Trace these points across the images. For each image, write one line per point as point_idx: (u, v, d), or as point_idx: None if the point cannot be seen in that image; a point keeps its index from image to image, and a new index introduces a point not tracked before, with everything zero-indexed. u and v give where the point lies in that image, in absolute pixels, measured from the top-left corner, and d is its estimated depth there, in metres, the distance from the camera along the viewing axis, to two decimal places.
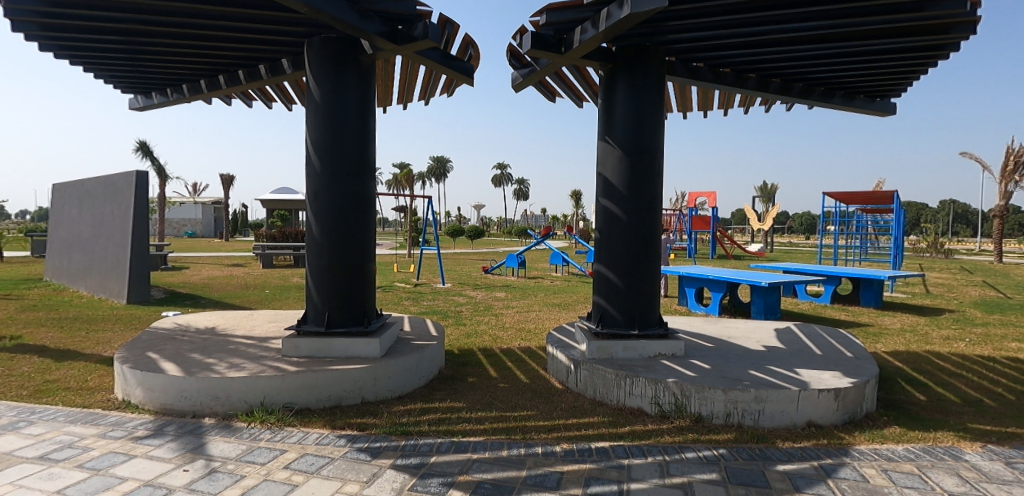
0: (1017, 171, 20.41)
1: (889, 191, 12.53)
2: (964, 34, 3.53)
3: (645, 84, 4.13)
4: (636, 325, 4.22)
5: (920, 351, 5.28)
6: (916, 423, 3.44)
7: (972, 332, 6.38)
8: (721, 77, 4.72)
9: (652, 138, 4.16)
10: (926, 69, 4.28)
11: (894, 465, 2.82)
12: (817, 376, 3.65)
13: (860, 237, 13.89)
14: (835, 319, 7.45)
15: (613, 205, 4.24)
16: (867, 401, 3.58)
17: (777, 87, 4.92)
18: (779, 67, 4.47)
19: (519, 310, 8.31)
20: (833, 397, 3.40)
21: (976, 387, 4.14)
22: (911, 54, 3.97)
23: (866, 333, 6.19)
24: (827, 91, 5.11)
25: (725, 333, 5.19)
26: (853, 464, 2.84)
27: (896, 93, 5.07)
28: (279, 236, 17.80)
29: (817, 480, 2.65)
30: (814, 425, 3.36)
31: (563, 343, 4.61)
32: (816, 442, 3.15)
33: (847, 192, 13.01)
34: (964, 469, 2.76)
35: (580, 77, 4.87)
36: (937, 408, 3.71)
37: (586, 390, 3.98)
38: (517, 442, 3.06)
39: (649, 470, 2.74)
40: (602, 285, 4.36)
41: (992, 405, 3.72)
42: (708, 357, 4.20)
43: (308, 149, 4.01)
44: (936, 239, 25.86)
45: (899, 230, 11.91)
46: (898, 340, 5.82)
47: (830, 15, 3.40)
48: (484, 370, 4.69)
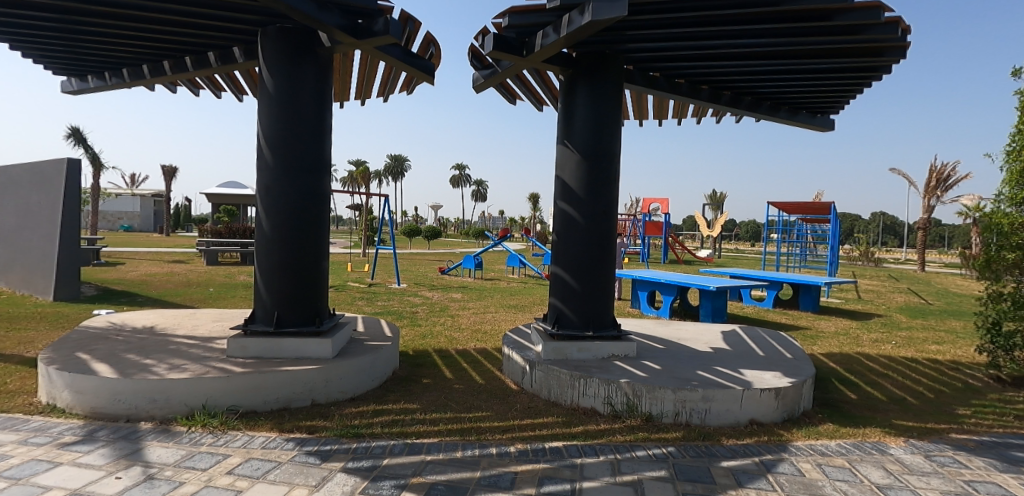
0: (939, 188, 22.15)
1: (826, 202, 13.30)
2: (896, 58, 3.79)
3: (604, 91, 4.22)
4: (592, 327, 4.30)
5: (852, 353, 5.64)
6: (848, 420, 3.67)
7: (898, 335, 6.86)
8: (676, 87, 4.89)
9: (609, 144, 4.26)
10: (862, 89, 4.58)
11: (828, 459, 3.00)
12: (760, 376, 3.83)
13: (800, 245, 14.69)
14: (777, 323, 7.85)
15: (571, 209, 4.30)
16: (805, 399, 3.78)
17: (727, 99, 5.15)
18: (731, 80, 4.68)
19: (475, 311, 8.29)
20: (774, 396, 3.58)
21: (900, 386, 4.46)
22: (850, 73, 4.23)
23: (804, 336, 6.56)
24: (773, 106, 5.38)
25: (675, 335, 5.37)
26: (791, 459, 3.00)
27: (835, 110, 5.40)
28: (225, 232, 16.96)
29: (758, 475, 2.79)
30: (756, 423, 3.53)
31: (519, 344, 4.64)
32: (758, 438, 3.30)
33: (790, 202, 13.70)
34: (890, 462, 2.97)
35: (540, 80, 4.92)
36: (866, 406, 3.96)
37: (541, 391, 4.02)
38: (472, 442, 3.05)
39: (601, 468, 2.79)
40: (559, 287, 4.40)
41: (915, 403, 4.02)
42: (659, 358, 4.33)
43: (260, 142, 3.86)
44: (867, 249, 27.71)
45: (836, 239, 12.68)
46: (833, 343, 6.19)
47: (778, 33, 3.58)
48: (440, 371, 4.65)
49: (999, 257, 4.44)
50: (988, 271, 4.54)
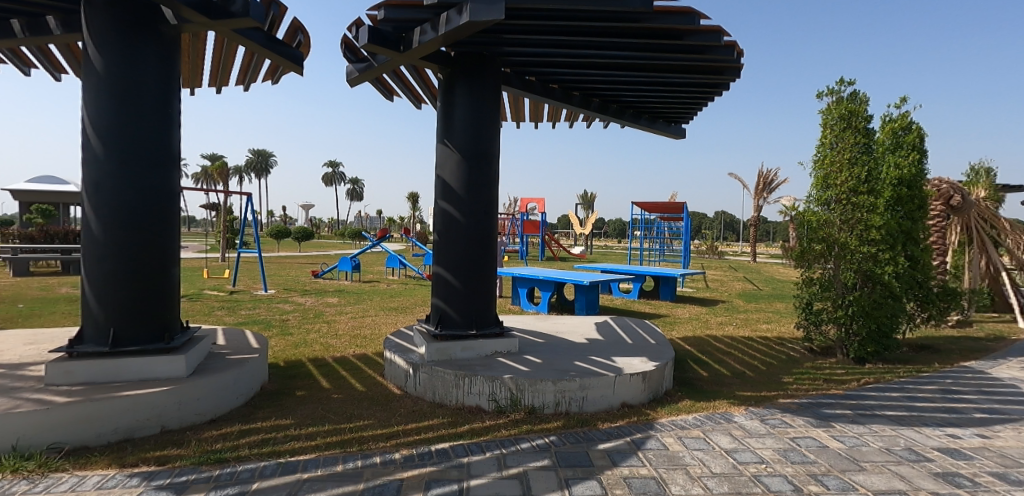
0: (765, 190, 26.06)
1: (679, 202, 14.92)
2: (732, 77, 4.38)
3: (483, 92, 4.28)
4: (474, 325, 4.34)
5: (703, 336, 6.40)
6: (701, 395, 4.16)
7: (737, 318, 7.94)
8: (551, 92, 5.14)
9: (488, 144, 4.33)
10: (706, 102, 5.21)
11: (686, 432, 3.37)
12: (629, 362, 4.18)
13: (659, 240, 16.30)
14: (641, 312, 8.62)
15: (452, 208, 4.29)
16: (666, 380, 4.21)
17: (596, 106, 5.54)
18: (599, 88, 5.04)
19: (353, 316, 7.90)
20: (641, 380, 3.93)
21: (740, 362, 5.17)
22: (697, 88, 4.79)
23: (664, 323, 7.29)
24: (636, 114, 5.89)
25: (554, 328, 5.64)
26: (657, 435, 3.32)
27: (686, 120, 6.08)
28: (37, 236, 14.13)
29: (630, 453, 3.04)
30: (626, 405, 3.84)
31: (402, 347, 4.52)
32: (628, 419, 3.60)
33: (650, 202, 15.12)
34: (734, 428, 3.43)
35: (419, 78, 4.83)
36: (715, 381, 4.53)
37: (425, 393, 3.96)
38: (354, 454, 2.90)
39: (487, 464, 2.83)
40: (441, 287, 4.36)
41: (751, 375, 4.69)
42: (539, 352, 4.51)
43: (84, 130, 3.27)
44: (712, 243, 31.64)
45: (688, 235, 14.30)
46: (687, 328, 6.98)
47: (640, 48, 3.93)
48: (316, 382, 4.35)
49: (809, 248, 5.35)
50: (802, 260, 5.44)
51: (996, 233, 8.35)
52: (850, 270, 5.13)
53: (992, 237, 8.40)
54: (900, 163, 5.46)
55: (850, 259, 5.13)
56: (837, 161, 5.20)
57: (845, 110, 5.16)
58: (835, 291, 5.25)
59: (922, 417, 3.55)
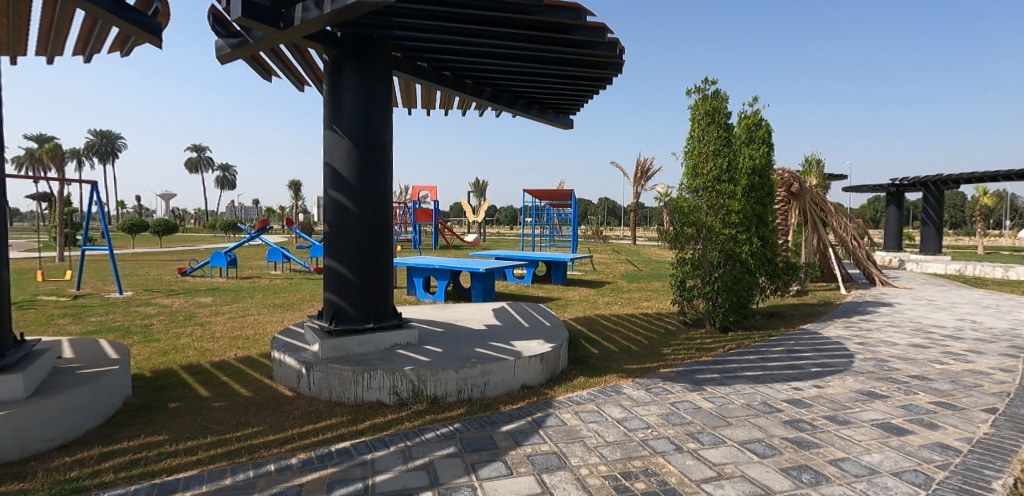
0: (643, 178, 28.23)
1: (567, 190, 15.61)
2: (615, 73, 4.67)
3: (373, 77, 4.10)
4: (371, 319, 4.20)
5: (592, 316, 6.83)
6: (593, 371, 4.46)
7: (621, 297, 8.58)
8: (443, 79, 5.08)
9: (381, 131, 4.18)
10: (592, 95, 5.51)
11: (582, 406, 3.60)
12: (527, 345, 4.34)
13: (549, 226, 16.96)
14: (536, 296, 8.96)
15: (343, 198, 4.08)
16: (562, 359, 4.44)
17: (489, 94, 5.59)
18: (491, 77, 5.08)
19: (231, 315, 7.23)
20: (539, 361, 4.10)
21: (626, 338, 5.61)
22: (583, 81, 5.04)
23: (557, 306, 7.65)
24: (526, 104, 6.05)
25: (452, 317, 5.65)
26: (555, 412, 3.51)
27: (573, 111, 6.37)
28: None
29: (532, 432, 3.18)
30: (525, 387, 4.00)
31: (292, 346, 4.25)
32: (528, 400, 3.75)
33: (540, 189, 15.65)
34: (623, 399, 3.73)
35: (301, 58, 4.50)
36: (605, 358, 4.86)
37: (321, 392, 3.77)
38: (244, 464, 2.69)
39: (393, 459, 2.79)
40: (333, 281, 4.15)
41: (636, 350, 5.12)
42: (440, 341, 4.51)
43: None
44: (597, 228, 33.64)
45: (576, 221, 15.05)
46: (578, 309, 7.40)
47: (531, 40, 4.03)
48: (192, 391, 3.94)
49: (682, 231, 5.93)
50: (676, 242, 6.01)
51: (825, 215, 9.92)
52: (715, 250, 5.78)
53: (822, 219, 9.96)
54: (753, 155, 6.24)
55: (715, 241, 5.76)
56: (704, 153, 5.78)
57: (709, 106, 5.76)
58: (703, 270, 5.88)
59: (773, 375, 4.15)
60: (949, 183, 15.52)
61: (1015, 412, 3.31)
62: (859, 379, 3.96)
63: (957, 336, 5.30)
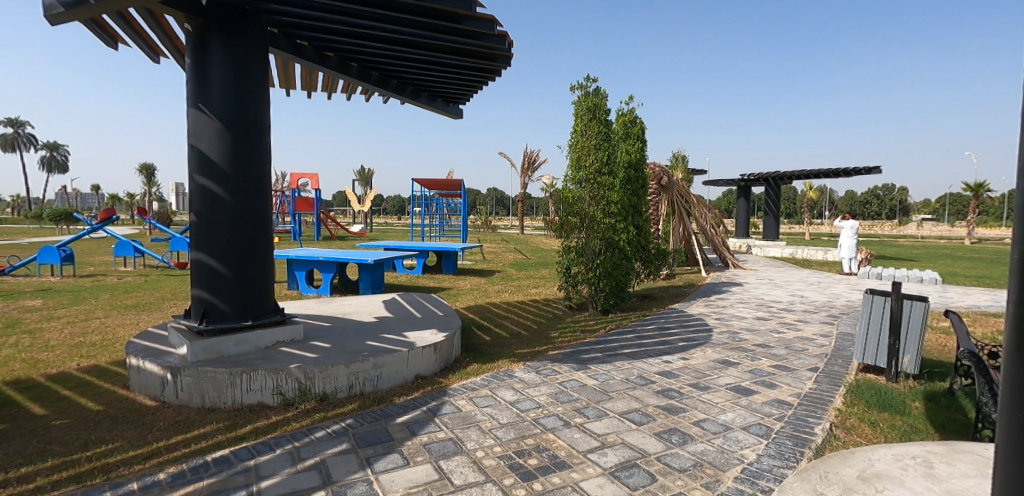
0: (529, 169, 29.13)
1: (457, 179, 15.57)
2: (504, 65, 4.76)
3: (247, 54, 3.77)
4: (249, 316, 3.89)
5: (484, 304, 6.96)
6: (486, 357, 4.57)
7: (511, 285, 8.85)
8: (325, 60, 4.80)
9: (256, 113, 3.86)
10: (482, 86, 5.57)
11: (476, 392, 3.69)
12: (420, 336, 4.31)
13: (439, 216, 16.83)
14: (427, 287, 8.88)
15: (214, 185, 3.70)
16: (455, 347, 4.49)
17: (375, 79, 5.39)
18: (378, 61, 4.91)
19: (69, 320, 6.21)
20: (433, 351, 4.11)
21: (517, 324, 5.81)
22: (473, 71, 5.07)
23: (449, 295, 7.67)
24: (415, 91, 5.94)
25: (340, 310, 5.41)
26: (450, 400, 3.56)
27: (462, 101, 6.38)
28: None
29: (427, 421, 3.20)
30: (420, 377, 3.98)
31: (153, 351, 3.78)
32: (423, 390, 3.75)
33: (429, 179, 15.44)
34: (516, 382, 3.89)
35: (156, 25, 3.97)
36: (497, 344, 5.01)
37: (190, 399, 3.41)
38: (98, 487, 2.37)
39: (280, 462, 2.64)
40: (203, 277, 3.76)
41: (526, 335, 5.33)
42: (327, 336, 4.31)
43: None
44: (486, 219, 34.10)
45: (465, 211, 15.13)
46: (470, 298, 7.49)
47: (420, 27, 3.96)
48: (22, 410, 3.34)
49: (567, 221, 6.26)
50: (562, 231, 6.33)
51: (689, 206, 11.06)
52: (597, 238, 6.20)
53: (687, 209, 11.09)
54: (629, 150, 6.76)
55: (596, 229, 6.16)
56: (586, 146, 6.12)
57: (591, 102, 6.10)
58: (586, 257, 6.27)
59: (647, 351, 4.58)
60: (784, 179, 18.14)
61: (830, 369, 4.02)
62: (716, 350, 4.53)
63: (790, 309, 6.28)
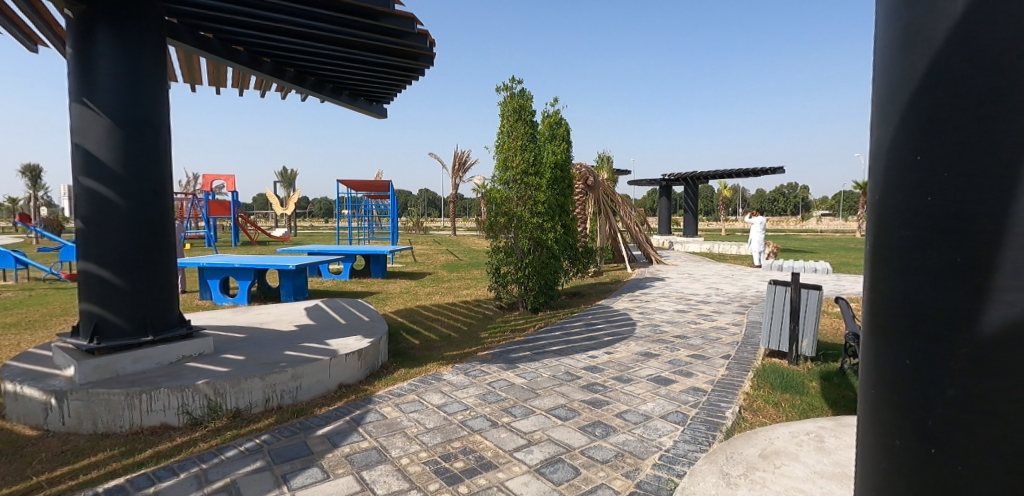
0: (461, 170, 29.00)
1: (386, 180, 15.19)
2: (427, 65, 4.69)
3: (141, 45, 3.46)
4: (150, 330, 3.57)
5: (413, 307, 6.83)
6: (414, 361, 4.48)
7: (442, 287, 8.76)
8: (233, 54, 4.52)
9: (153, 110, 3.55)
10: (405, 84, 5.46)
11: (402, 398, 3.60)
12: (343, 343, 4.16)
13: (368, 219, 16.34)
14: (354, 291, 8.59)
15: (104, 188, 3.36)
16: (382, 353, 4.37)
17: (290, 76, 5.13)
18: (293, 57, 4.68)
19: None
20: (357, 358, 3.97)
21: (447, 326, 5.75)
22: (394, 70, 4.96)
23: (377, 300, 7.45)
24: (335, 88, 5.69)
25: (256, 320, 5.10)
26: (375, 407, 3.45)
27: (387, 100, 6.23)
28: None
29: (350, 431, 3.08)
30: (343, 386, 3.83)
31: (34, 374, 3.37)
32: (346, 399, 3.61)
33: (356, 180, 14.94)
34: (444, 385, 3.84)
35: (32, 11, 3.55)
36: (426, 347, 4.93)
37: (80, 425, 3.07)
38: None
39: (184, 487, 2.44)
40: (93, 289, 3.41)
41: (456, 336, 5.28)
42: (241, 348, 4.04)
43: None
44: (418, 220, 33.58)
45: (395, 213, 14.81)
46: (399, 301, 7.32)
47: (334, 23, 3.82)
48: None
49: (495, 221, 6.28)
50: (491, 231, 6.34)
51: (615, 205, 11.49)
52: (525, 238, 6.27)
53: (613, 208, 11.48)
54: (555, 151, 6.92)
55: (524, 229, 6.23)
56: (512, 147, 6.17)
57: (516, 104, 6.16)
58: (515, 256, 6.32)
59: (573, 347, 4.68)
60: (701, 179, 19.27)
61: (741, 356, 4.31)
62: (639, 343, 4.71)
63: (706, 301, 6.66)
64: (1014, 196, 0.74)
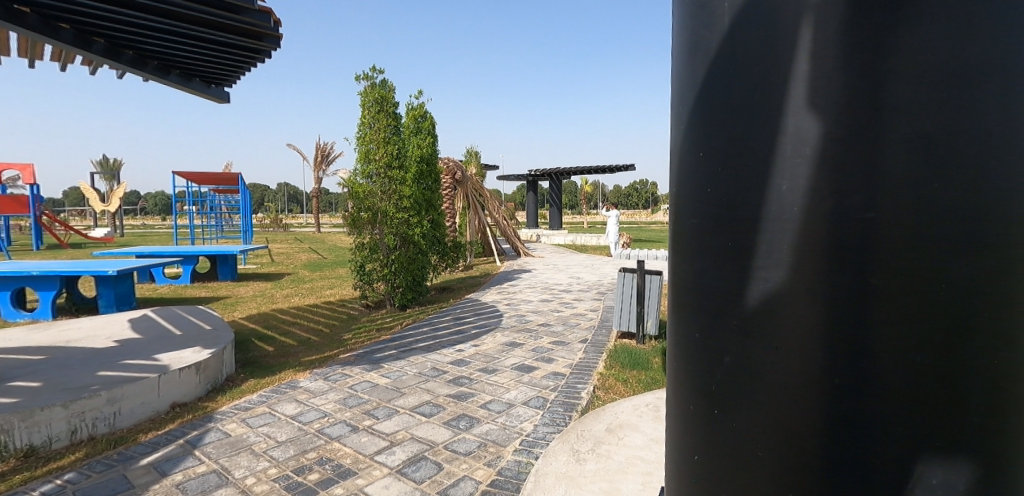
0: (324, 163, 27.28)
1: (234, 173, 13.71)
2: (273, 46, 4.27)
3: None
4: None
5: (268, 311, 6.26)
6: (266, 370, 4.10)
7: (303, 288, 8.17)
8: (20, 18, 3.52)
9: None
10: (251, 67, 4.91)
11: (250, 412, 3.27)
12: (177, 357, 3.65)
13: (214, 215, 14.63)
14: (196, 297, 7.63)
15: None
16: (227, 364, 3.92)
17: (101, 49, 4.17)
18: (108, 28, 3.83)
19: None
20: (194, 373, 3.52)
21: (306, 329, 5.37)
22: (237, 50, 4.42)
23: (224, 305, 6.70)
24: (162, 67, 4.79)
25: (61, 337, 4.26)
26: (217, 426, 3.09)
27: (229, 83, 5.53)
28: None
29: (183, 456, 2.72)
30: (178, 406, 3.37)
31: None
32: (181, 419, 3.18)
33: (197, 173, 13.25)
34: (300, 393, 3.57)
35: None
36: (281, 354, 4.54)
37: None
38: None
39: None
40: None
41: (316, 340, 4.95)
42: (37, 373, 3.34)
43: None
44: (278, 217, 30.91)
45: (247, 209, 13.45)
46: (251, 305, 6.67)
47: None
48: None
49: (358, 217, 5.99)
50: (353, 227, 6.04)
51: (483, 199, 11.68)
52: (391, 233, 6.08)
53: (482, 203, 11.68)
54: (420, 145, 6.81)
55: (390, 225, 6.05)
56: (375, 139, 5.94)
57: (378, 94, 5.93)
58: (381, 253, 6.11)
59: (440, 342, 4.66)
60: (564, 175, 20.46)
61: (596, 339, 4.65)
62: (504, 333, 4.84)
63: (567, 290, 7.09)
64: (769, 183, 0.84)
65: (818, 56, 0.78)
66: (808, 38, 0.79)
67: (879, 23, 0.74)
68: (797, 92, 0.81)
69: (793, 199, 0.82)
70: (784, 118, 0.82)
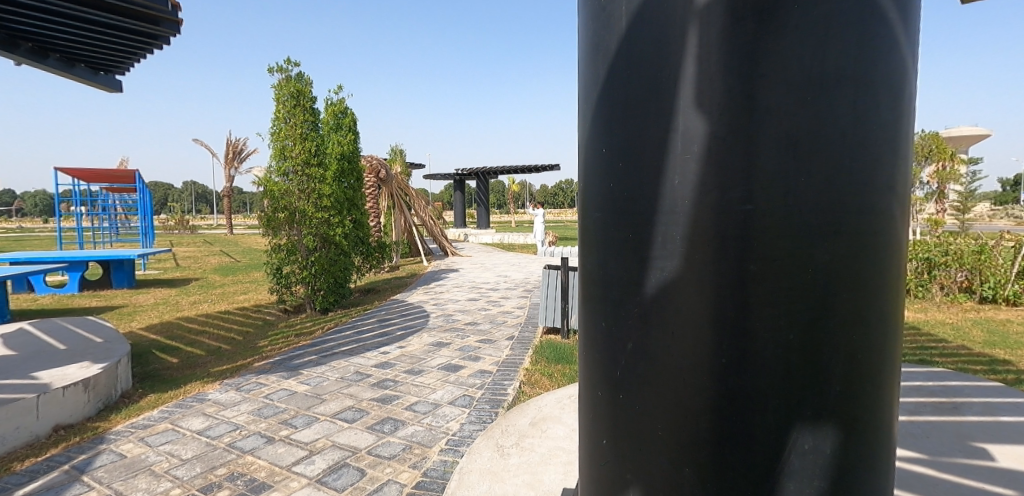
0: (237, 160, 25.56)
1: (131, 170, 12.47)
2: (172, 31, 3.93)
3: None
4: None
5: (172, 320, 5.78)
6: (168, 384, 3.77)
7: (213, 293, 7.61)
8: None
9: None
10: (148, 53, 4.48)
11: (149, 430, 3.00)
12: (60, 374, 3.27)
13: (107, 217, 13.24)
14: (85, 307, 6.87)
15: None
16: (122, 380, 3.57)
17: None
18: None
19: None
20: (82, 391, 3.16)
21: (216, 338, 5.01)
22: (129, 35, 4.01)
23: (120, 315, 6.09)
24: (38, 49, 4.26)
25: None
26: (110, 447, 2.80)
27: (122, 71, 5.03)
28: None
29: (68, 484, 2.44)
30: (61, 428, 3.01)
31: None
32: (66, 443, 2.85)
33: (85, 169, 11.92)
34: (208, 406, 3.33)
35: None
36: (186, 365, 4.20)
37: None
38: None
39: None
40: None
41: (227, 349, 4.63)
42: None
43: None
44: (184, 218, 28.52)
45: (146, 210, 12.30)
46: (152, 314, 6.12)
47: None
48: None
49: (274, 216, 5.67)
50: (269, 228, 5.70)
51: (409, 199, 11.46)
52: (311, 234, 5.82)
53: (407, 202, 11.45)
54: (341, 142, 6.55)
55: (309, 225, 5.79)
56: (291, 135, 5.64)
57: (293, 88, 5.62)
58: (299, 255, 5.83)
59: (364, 345, 4.53)
60: (492, 175, 20.57)
61: (522, 336, 4.72)
62: (431, 334, 4.79)
63: (495, 288, 7.14)
64: (662, 179, 0.88)
65: (703, 58, 0.82)
66: (695, 41, 0.83)
67: (755, 28, 0.78)
68: (685, 93, 0.85)
69: (683, 193, 0.85)
70: (674, 117, 0.86)
